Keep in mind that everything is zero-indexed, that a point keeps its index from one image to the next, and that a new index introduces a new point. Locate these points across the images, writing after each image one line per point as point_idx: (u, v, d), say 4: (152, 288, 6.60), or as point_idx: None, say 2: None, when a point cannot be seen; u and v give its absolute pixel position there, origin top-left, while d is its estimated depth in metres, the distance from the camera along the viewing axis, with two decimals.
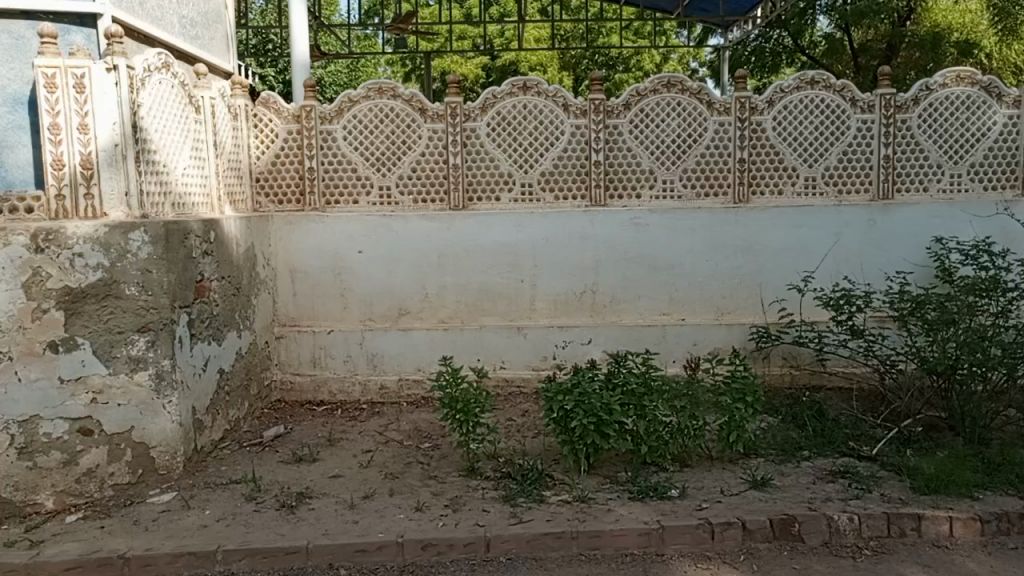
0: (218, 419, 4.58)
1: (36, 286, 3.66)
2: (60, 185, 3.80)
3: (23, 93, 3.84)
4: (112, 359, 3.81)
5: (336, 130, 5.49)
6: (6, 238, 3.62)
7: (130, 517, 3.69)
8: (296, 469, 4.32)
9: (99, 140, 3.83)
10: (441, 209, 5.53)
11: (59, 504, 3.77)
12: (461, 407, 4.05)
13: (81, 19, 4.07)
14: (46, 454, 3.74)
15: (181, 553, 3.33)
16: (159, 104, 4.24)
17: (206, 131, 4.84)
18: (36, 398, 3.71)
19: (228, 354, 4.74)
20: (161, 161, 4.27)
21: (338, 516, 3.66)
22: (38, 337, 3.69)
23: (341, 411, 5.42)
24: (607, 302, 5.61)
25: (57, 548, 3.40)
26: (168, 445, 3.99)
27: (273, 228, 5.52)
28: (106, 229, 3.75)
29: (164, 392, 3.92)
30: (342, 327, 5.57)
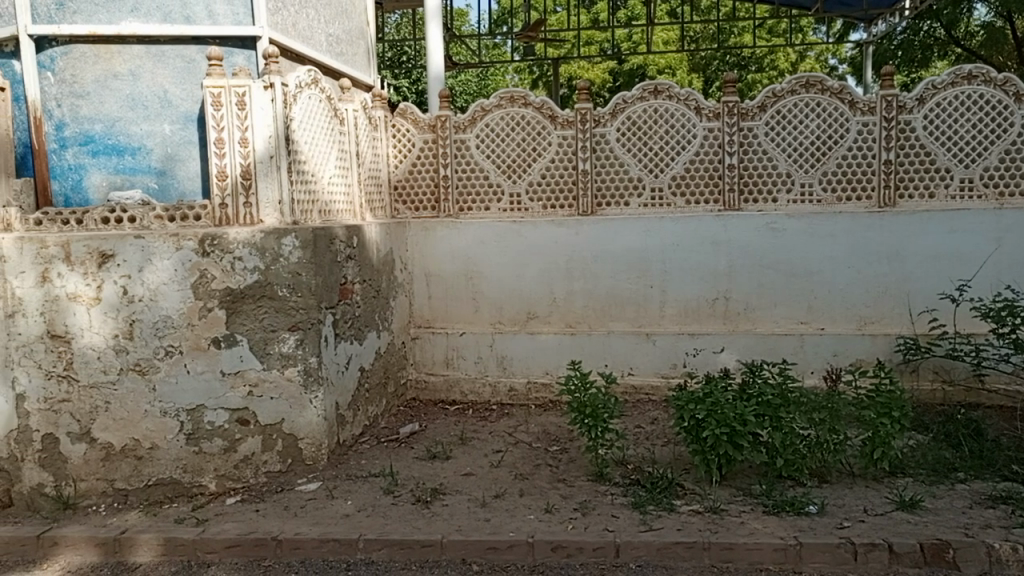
0: (358, 415, 4.84)
1: (202, 287, 4.00)
2: (223, 195, 4.12)
3: (193, 112, 4.30)
4: (267, 355, 4.11)
5: (469, 139, 5.65)
6: (178, 243, 3.97)
7: (280, 502, 3.97)
8: (431, 466, 4.48)
9: (257, 152, 4.12)
10: (570, 215, 5.58)
11: (220, 487, 4.11)
12: (590, 412, 4.07)
13: (243, 41, 4.43)
14: (210, 440, 4.08)
15: (326, 539, 3.55)
16: (309, 119, 4.54)
17: (350, 141, 5.13)
18: (202, 390, 4.05)
19: (369, 353, 4.99)
20: (310, 171, 4.56)
21: (471, 513, 3.78)
22: (203, 333, 4.02)
23: (472, 411, 5.56)
24: (740, 309, 5.46)
25: (219, 527, 3.71)
26: (314, 437, 4.25)
27: (409, 234, 5.76)
28: (262, 234, 4.05)
29: (312, 388, 4.18)
30: (474, 329, 5.73)
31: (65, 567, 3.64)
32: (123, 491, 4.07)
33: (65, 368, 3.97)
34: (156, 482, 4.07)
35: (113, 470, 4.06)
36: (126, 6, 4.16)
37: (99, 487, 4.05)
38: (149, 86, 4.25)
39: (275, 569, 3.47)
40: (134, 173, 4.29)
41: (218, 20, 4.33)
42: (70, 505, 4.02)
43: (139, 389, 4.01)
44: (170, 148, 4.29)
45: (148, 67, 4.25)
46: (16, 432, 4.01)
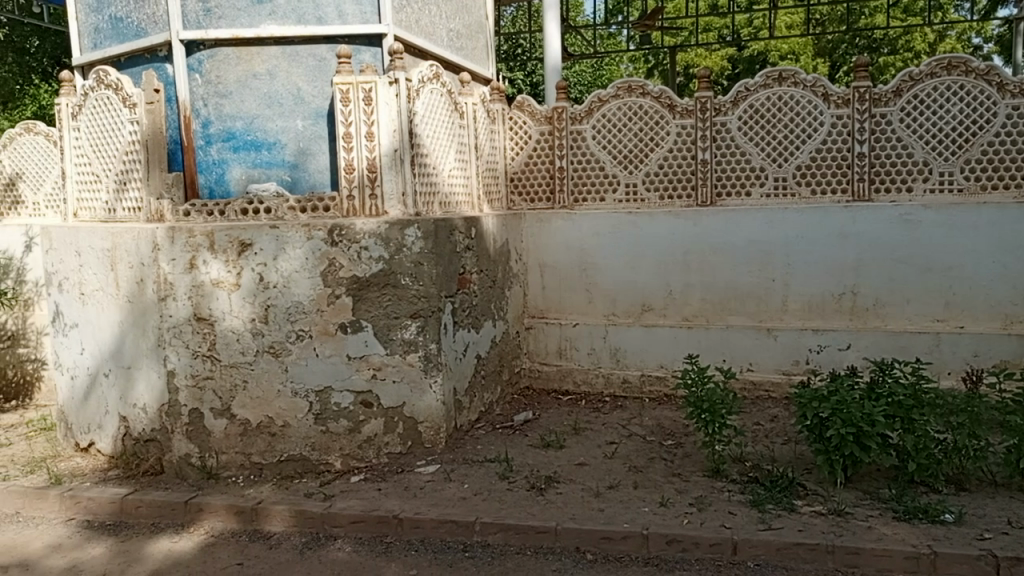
0: (475, 401, 4.95)
1: (331, 275, 4.21)
2: (350, 187, 4.30)
3: (323, 108, 4.52)
4: (390, 341, 4.29)
5: (586, 130, 5.64)
6: (309, 233, 4.19)
7: (401, 483, 4.14)
8: (545, 454, 4.54)
9: (382, 146, 4.28)
10: (688, 206, 5.48)
11: (346, 465, 4.32)
12: (707, 406, 3.99)
13: (370, 39, 4.60)
14: (336, 421, 4.30)
15: (444, 520, 3.68)
16: (431, 112, 4.68)
17: (469, 134, 5.23)
18: (329, 372, 4.26)
19: (485, 341, 5.10)
20: (431, 164, 4.69)
21: (584, 502, 3.80)
22: (331, 319, 4.24)
23: (585, 402, 5.58)
24: (869, 305, 5.20)
25: (345, 503, 3.91)
26: (433, 421, 4.41)
27: (525, 225, 5.82)
28: (386, 225, 4.21)
29: (431, 373, 4.35)
30: (588, 320, 5.73)
31: (209, 531, 3.97)
32: (258, 464, 4.35)
33: (209, 348, 4.28)
34: (287, 458, 4.33)
35: (250, 445, 4.34)
36: (265, 10, 4.44)
37: (237, 460, 4.35)
38: (284, 84, 4.51)
39: (397, 546, 3.64)
40: (269, 167, 4.55)
41: (347, 20, 4.53)
42: (212, 475, 4.34)
43: (274, 369, 4.27)
44: (302, 142, 4.53)
45: (284, 66, 4.50)
46: (167, 406, 4.38)
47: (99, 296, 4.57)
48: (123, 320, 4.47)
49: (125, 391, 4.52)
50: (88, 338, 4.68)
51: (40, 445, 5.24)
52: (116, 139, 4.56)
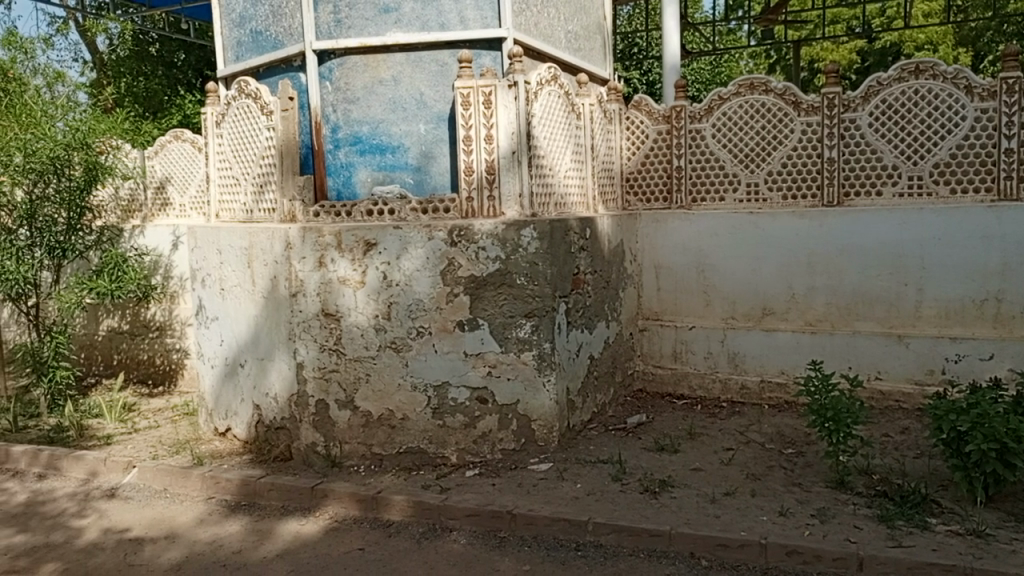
0: (587, 402, 4.96)
1: (449, 274, 4.33)
2: (469, 189, 4.40)
3: (444, 112, 4.66)
4: (505, 340, 4.37)
5: (705, 129, 5.53)
6: (430, 233, 4.33)
7: (515, 479, 4.21)
8: (659, 458, 4.49)
9: (501, 148, 4.36)
10: (812, 206, 5.26)
11: (461, 460, 4.44)
12: (831, 415, 3.82)
13: (490, 44, 4.70)
14: (452, 416, 4.42)
15: (557, 518, 3.71)
16: (548, 114, 4.72)
17: (586, 135, 5.25)
18: (447, 368, 4.39)
19: (598, 342, 5.10)
20: (548, 165, 4.73)
21: (699, 507, 3.74)
22: (449, 317, 4.36)
23: (700, 407, 5.47)
24: (1016, 313, 4.82)
25: (460, 496, 4.02)
26: (546, 419, 4.45)
27: (641, 225, 5.77)
28: (503, 226, 4.29)
29: (545, 372, 4.39)
30: (704, 323, 5.61)
31: (333, 517, 4.18)
32: (379, 455, 4.53)
33: (335, 343, 4.51)
34: (406, 450, 4.49)
35: (371, 436, 4.53)
36: (392, 19, 4.64)
37: (359, 450, 4.56)
38: (408, 89, 4.68)
39: (510, 541, 3.71)
40: (394, 170, 4.75)
41: (469, 25, 4.65)
42: (336, 463, 4.56)
43: (395, 364, 4.44)
44: (424, 146, 4.69)
45: (408, 72, 4.68)
46: (297, 396, 4.64)
47: (237, 291, 4.90)
48: (258, 314, 4.78)
49: (259, 381, 4.83)
50: (227, 331, 5.03)
51: (183, 429, 5.68)
52: (254, 145, 4.87)
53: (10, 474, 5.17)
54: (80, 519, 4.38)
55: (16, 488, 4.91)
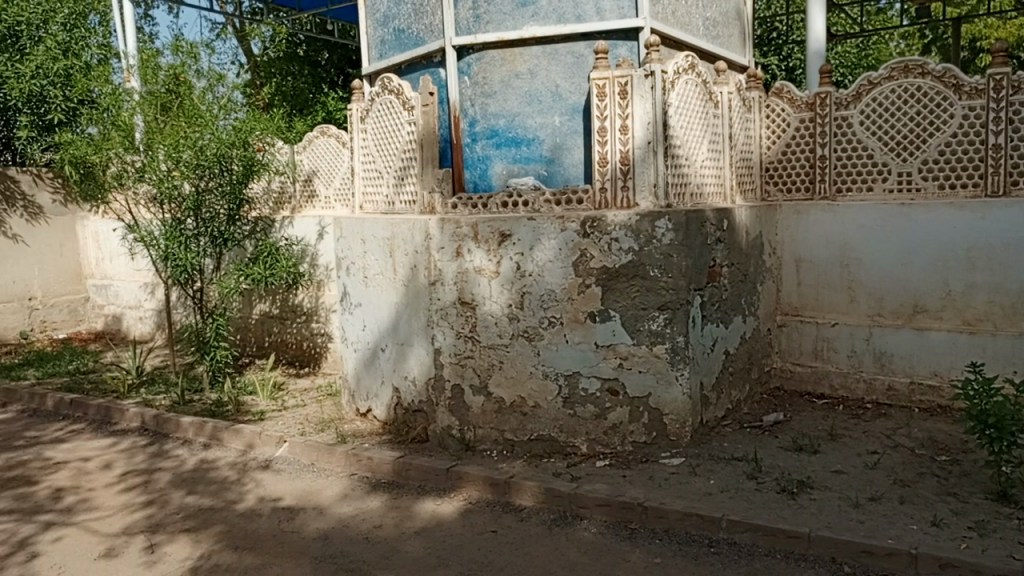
0: (722, 397, 4.86)
1: (582, 265, 4.36)
2: (603, 180, 4.41)
3: (579, 103, 4.68)
4: (637, 332, 4.35)
5: (852, 116, 5.26)
6: (563, 224, 4.38)
7: (646, 472, 4.20)
8: (797, 458, 4.33)
9: (636, 139, 4.32)
10: (974, 197, 4.89)
11: (591, 450, 4.47)
12: (993, 422, 3.54)
13: (627, 33, 4.67)
14: (583, 406, 4.46)
15: (689, 512, 3.67)
16: (685, 104, 4.63)
17: (723, 124, 5.11)
18: (578, 358, 4.42)
19: (733, 337, 4.97)
20: (685, 156, 4.65)
21: (841, 511, 3.58)
22: (582, 307, 4.39)
23: (842, 408, 5.23)
24: None
25: (591, 486, 4.06)
26: (678, 414, 4.39)
27: (780, 217, 5.56)
28: (637, 217, 4.27)
29: (678, 365, 4.34)
30: (848, 320, 5.34)
31: (467, 498, 4.33)
32: (511, 441, 4.64)
33: (470, 330, 4.65)
34: (537, 437, 4.57)
35: (504, 422, 4.64)
36: (528, 12, 4.71)
37: (492, 435, 4.69)
38: (544, 82, 4.74)
39: (641, 533, 3.71)
40: (529, 162, 4.83)
41: (605, 16, 4.64)
42: (470, 447, 4.71)
43: (527, 353, 4.53)
44: (559, 138, 4.74)
45: (544, 65, 4.74)
46: (434, 380, 4.83)
47: (380, 279, 5.14)
48: (399, 302, 5.00)
49: (399, 365, 5.06)
50: (369, 317, 5.28)
51: (328, 408, 6.03)
52: (396, 139, 5.09)
53: (180, 442, 5.70)
54: (240, 487, 4.77)
55: (185, 455, 5.41)
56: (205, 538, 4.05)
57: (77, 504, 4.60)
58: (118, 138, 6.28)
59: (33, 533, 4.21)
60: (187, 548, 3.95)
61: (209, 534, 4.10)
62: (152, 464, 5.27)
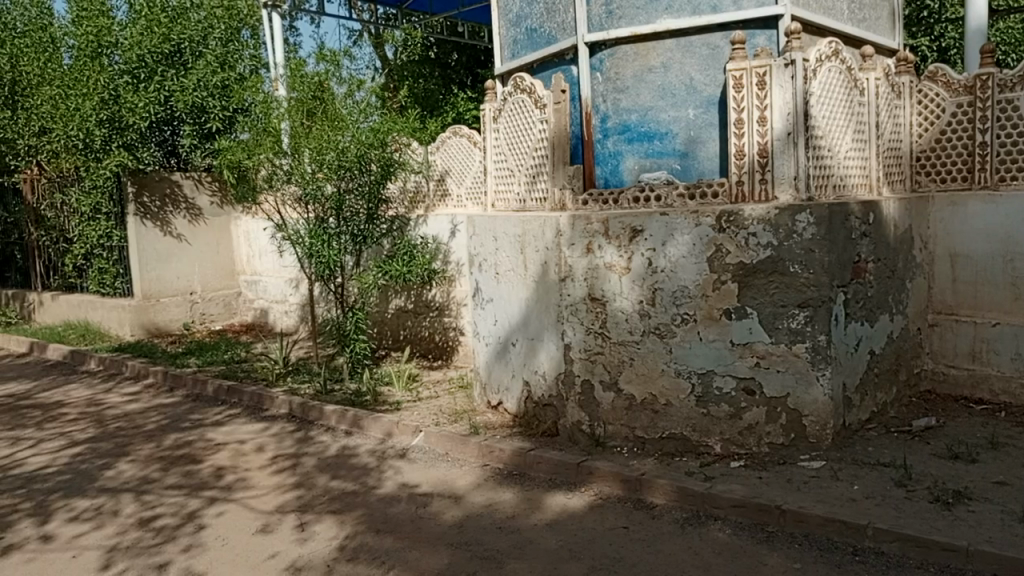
0: (866, 400, 4.62)
1: (717, 261, 4.27)
2: (739, 173, 4.30)
3: (714, 96, 4.60)
4: (775, 330, 4.21)
5: (1018, 99, 4.84)
6: (698, 219, 4.30)
7: (783, 475, 4.07)
8: (952, 466, 4.06)
9: (775, 130, 4.18)
10: None
11: (725, 450, 4.38)
12: None
13: (765, 22, 4.52)
14: (718, 405, 4.36)
15: (831, 518, 3.53)
16: (828, 92, 4.43)
17: (869, 111, 4.84)
18: (712, 356, 4.34)
19: (880, 336, 4.71)
20: (827, 147, 4.45)
21: (1004, 526, 3.34)
22: (716, 304, 4.30)
23: (1005, 415, 4.84)
24: None
25: (726, 486, 3.98)
26: (819, 416, 4.22)
27: (933, 209, 5.21)
28: (776, 211, 4.13)
29: (819, 365, 4.18)
30: (1012, 320, 4.93)
31: (597, 494, 4.35)
32: (642, 438, 4.61)
33: (601, 326, 4.67)
34: (669, 435, 4.52)
35: (634, 419, 4.62)
36: (662, 5, 4.68)
37: (622, 432, 4.68)
38: (678, 75, 4.69)
39: (779, 537, 3.60)
40: (661, 156, 4.80)
41: (742, 5, 4.52)
42: (600, 443, 4.73)
43: (659, 350, 4.48)
44: (693, 131, 4.68)
45: (678, 58, 4.68)
46: (564, 375, 4.88)
47: (511, 276, 5.24)
48: (530, 297, 5.08)
49: (530, 359, 5.14)
50: (501, 312, 5.39)
51: (460, 400, 6.22)
52: (528, 137, 5.17)
53: (324, 429, 6.05)
54: (379, 473, 5.01)
55: (329, 442, 5.74)
56: (349, 520, 4.30)
57: (235, 482, 4.99)
58: (268, 143, 6.74)
59: (199, 507, 4.61)
60: (333, 528, 4.20)
61: (352, 516, 4.35)
62: (299, 448, 5.62)
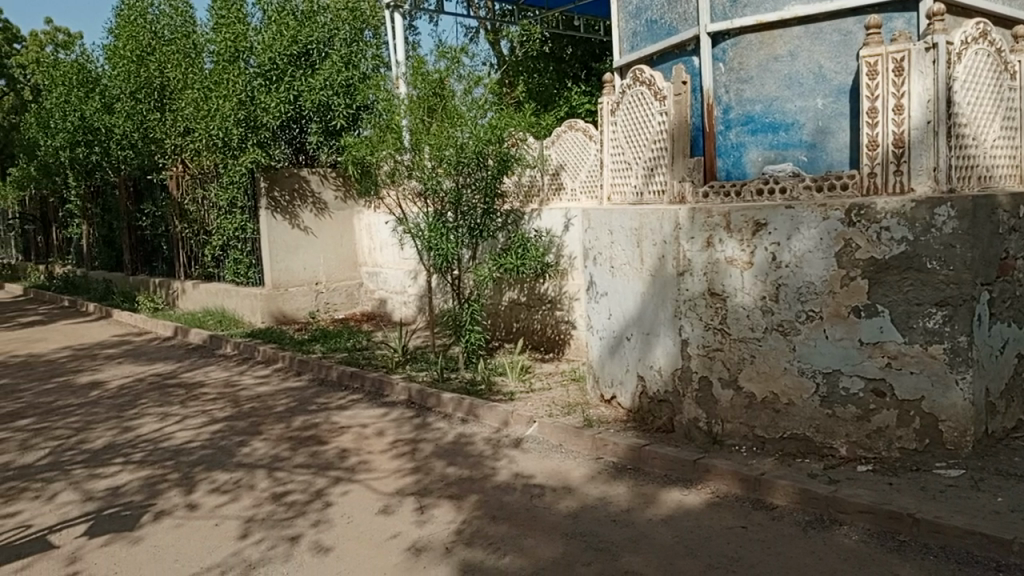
0: (1012, 407, 4.31)
1: (847, 256, 4.09)
2: (873, 164, 4.10)
3: (845, 84, 4.44)
4: (909, 329, 3.99)
5: None
6: (826, 213, 4.14)
7: (917, 482, 3.87)
8: None
9: (913, 119, 3.97)
10: None
11: (852, 454, 4.19)
12: None
13: (904, 5, 4.32)
14: (844, 406, 4.19)
15: (973, 530, 3.33)
16: (974, 76, 4.15)
17: (1021, 97, 4.49)
18: (839, 355, 4.16)
19: None
20: (972, 136, 4.17)
21: None
22: (844, 301, 4.13)
23: None
24: None
25: (852, 491, 3.82)
26: (957, 422, 3.97)
27: None
28: (913, 204, 3.91)
29: (958, 368, 3.92)
30: None
31: (714, 492, 4.28)
32: (762, 438, 4.49)
33: (720, 322, 4.58)
34: (790, 436, 4.38)
35: (754, 418, 4.51)
36: None
37: (741, 431, 4.57)
38: (806, 64, 4.56)
39: (912, 547, 3.43)
40: (787, 148, 4.70)
41: None
42: (718, 441, 4.65)
43: (781, 347, 4.35)
44: (822, 121, 4.55)
45: (806, 46, 4.55)
46: (681, 371, 4.83)
47: (627, 270, 5.21)
48: (646, 291, 5.05)
49: (645, 354, 5.10)
50: (616, 306, 5.38)
51: (573, 392, 6.26)
52: (647, 130, 5.12)
53: (441, 416, 6.24)
54: (495, 461, 5.12)
55: (446, 429, 5.91)
56: (466, 505, 4.43)
57: (359, 464, 5.24)
58: (390, 139, 7.00)
59: (326, 486, 4.87)
60: (451, 512, 4.34)
61: (469, 501, 4.47)
62: (418, 434, 5.82)
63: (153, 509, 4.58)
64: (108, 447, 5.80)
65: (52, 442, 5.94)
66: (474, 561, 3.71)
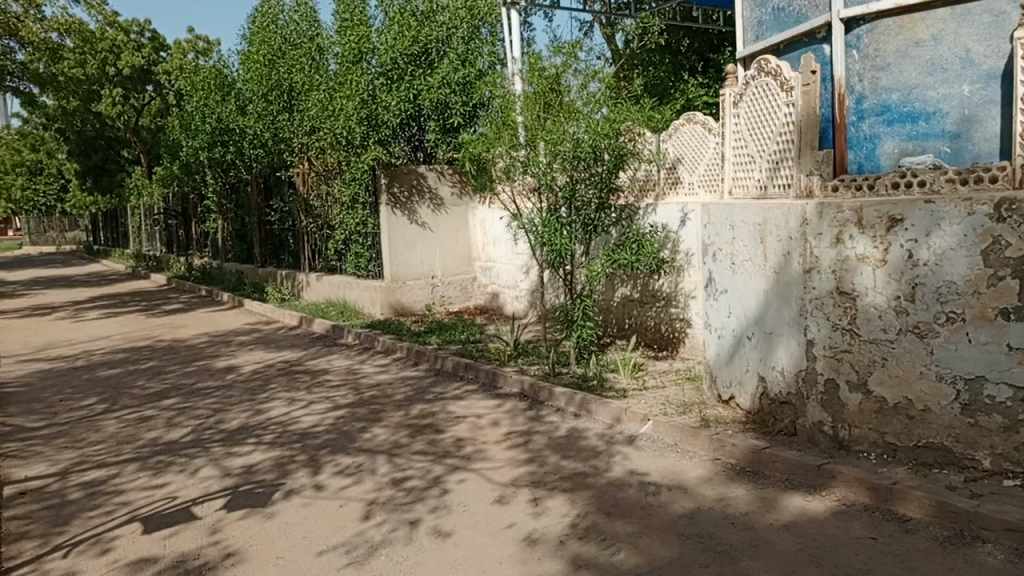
0: None
1: (994, 254, 3.80)
2: None
3: (995, 70, 4.46)
4: None
5: None
6: (970, 208, 3.85)
7: None
8: None
9: None
10: None
11: (996, 467, 3.89)
12: None
13: None
14: (988, 415, 3.88)
15: None
16: None
17: None
18: (983, 360, 3.87)
19: None
20: None
21: None
22: (990, 302, 3.83)
23: None
24: None
25: (997, 507, 3.56)
26: None
27: None
28: None
29: None
30: None
31: (841, 499, 4.09)
32: (893, 445, 4.24)
33: (850, 322, 4.36)
34: (926, 445, 4.11)
35: (885, 424, 4.26)
36: None
37: (870, 437, 4.34)
38: (952, 47, 4.59)
39: None
40: (927, 138, 4.78)
41: None
42: (845, 447, 4.44)
43: (917, 350, 4.09)
44: (968, 110, 4.60)
45: (953, 29, 4.57)
46: (805, 373, 4.65)
47: (749, 266, 5.06)
48: (769, 289, 4.89)
49: (766, 354, 4.95)
50: (736, 303, 5.23)
51: (688, 391, 6.13)
52: (772, 122, 4.96)
53: (553, 409, 6.27)
54: (608, 457, 5.10)
55: (558, 422, 5.94)
56: (580, 499, 4.44)
57: (474, 453, 5.35)
58: (506, 136, 7.07)
59: (443, 473, 5.00)
60: (565, 505, 4.36)
61: (583, 496, 4.48)
62: (531, 426, 5.88)
63: (283, 488, 4.85)
64: (242, 427, 6.18)
65: (193, 421, 6.39)
66: (589, 555, 3.72)
